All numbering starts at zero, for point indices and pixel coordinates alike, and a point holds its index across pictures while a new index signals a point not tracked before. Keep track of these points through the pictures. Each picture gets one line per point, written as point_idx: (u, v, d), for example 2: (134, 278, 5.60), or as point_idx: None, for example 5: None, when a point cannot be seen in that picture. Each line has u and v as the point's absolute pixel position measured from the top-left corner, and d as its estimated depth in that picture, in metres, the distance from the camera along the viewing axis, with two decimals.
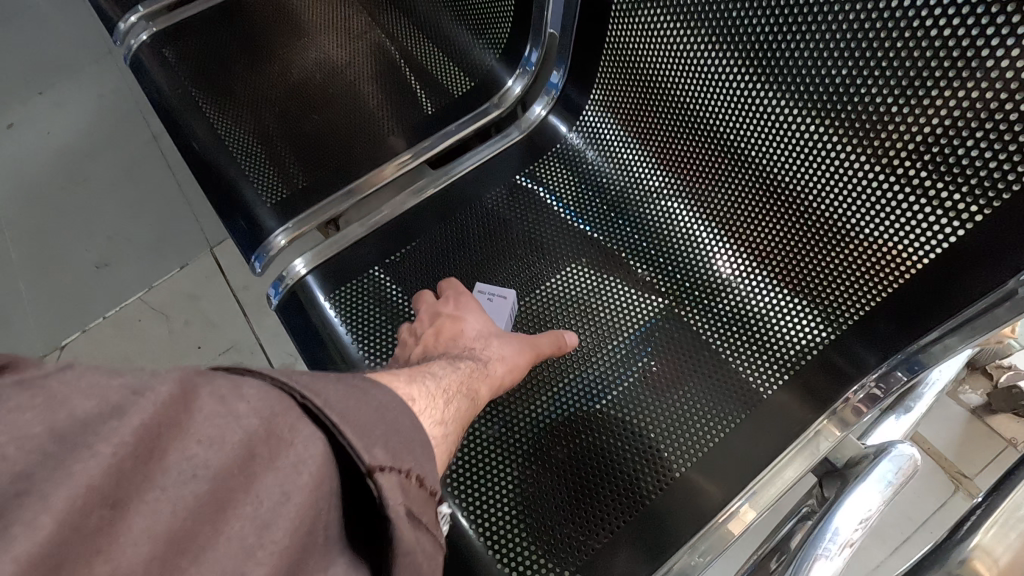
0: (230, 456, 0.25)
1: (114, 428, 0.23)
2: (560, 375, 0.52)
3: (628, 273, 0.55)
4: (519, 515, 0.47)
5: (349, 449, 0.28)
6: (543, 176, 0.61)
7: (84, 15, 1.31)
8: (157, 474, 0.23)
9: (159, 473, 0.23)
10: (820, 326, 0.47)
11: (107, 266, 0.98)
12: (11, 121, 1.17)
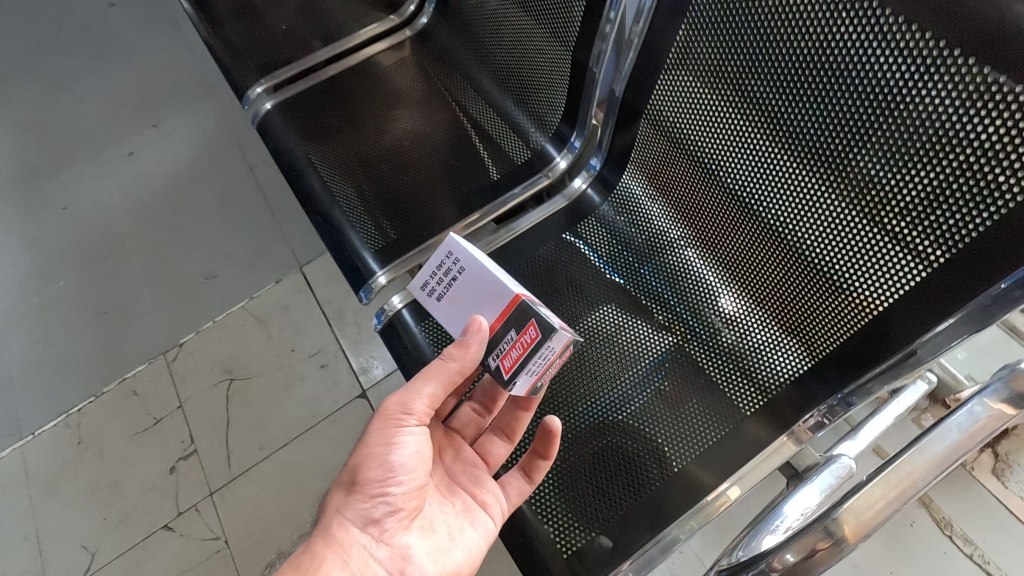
0: None
1: None
2: (587, 388, 0.67)
3: (648, 314, 0.72)
4: (551, 492, 0.62)
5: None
6: (586, 233, 0.78)
7: (188, 55, 1.51)
8: None
9: None
10: (790, 366, 0.62)
11: (214, 278, 1.18)
12: (131, 148, 1.39)
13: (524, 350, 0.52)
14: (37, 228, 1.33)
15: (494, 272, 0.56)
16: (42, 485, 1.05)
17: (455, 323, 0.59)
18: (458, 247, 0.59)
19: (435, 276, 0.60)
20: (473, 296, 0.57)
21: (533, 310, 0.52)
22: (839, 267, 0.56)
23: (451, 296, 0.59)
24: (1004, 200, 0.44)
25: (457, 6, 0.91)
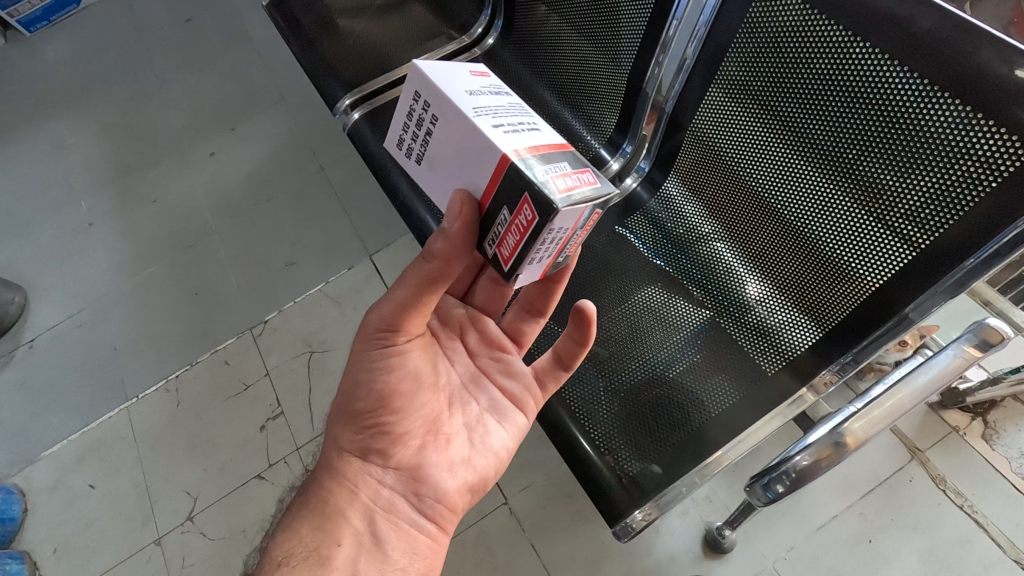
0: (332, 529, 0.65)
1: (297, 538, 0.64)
2: (639, 351, 0.81)
3: (687, 293, 0.86)
4: (610, 432, 0.76)
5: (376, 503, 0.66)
6: (635, 227, 0.93)
7: (260, 67, 1.67)
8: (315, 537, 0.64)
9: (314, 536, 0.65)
10: (805, 335, 0.75)
11: (293, 265, 1.34)
12: (212, 150, 1.56)
13: (523, 235, 0.49)
14: (131, 219, 1.50)
15: (468, 118, 0.50)
16: (147, 440, 1.21)
17: (441, 183, 0.56)
18: (426, 90, 0.54)
19: (411, 128, 0.57)
20: (450, 148, 0.53)
21: (527, 182, 0.47)
22: (848, 254, 0.69)
23: (430, 155, 0.56)
24: (975, 197, 0.57)
25: (521, 30, 1.06)
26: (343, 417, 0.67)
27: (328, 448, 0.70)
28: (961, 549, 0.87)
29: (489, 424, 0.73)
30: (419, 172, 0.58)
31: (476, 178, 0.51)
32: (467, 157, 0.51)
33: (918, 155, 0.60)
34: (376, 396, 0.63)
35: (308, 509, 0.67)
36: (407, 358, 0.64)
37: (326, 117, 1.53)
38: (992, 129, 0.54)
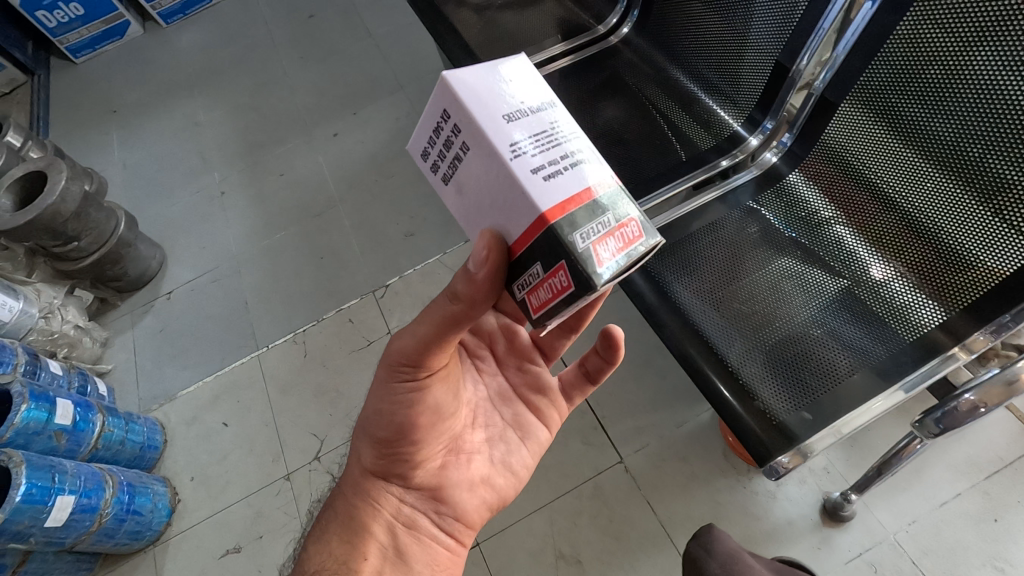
0: (355, 552, 0.69)
1: (321, 561, 0.68)
2: (782, 311, 0.86)
3: (820, 263, 0.91)
4: (757, 380, 0.81)
5: (394, 528, 0.70)
6: (766, 203, 0.99)
7: (379, 58, 1.80)
8: (341, 556, 0.68)
9: (341, 553, 0.69)
10: (941, 307, 0.79)
11: (412, 236, 1.44)
12: (335, 131, 1.69)
13: (555, 296, 0.47)
14: (261, 189, 1.63)
15: (505, 160, 0.46)
16: (277, 385, 1.31)
17: (469, 212, 0.52)
18: (456, 112, 0.49)
19: (437, 145, 0.52)
20: (481, 182, 0.49)
21: (567, 250, 0.45)
22: (987, 232, 0.75)
23: (458, 180, 0.51)
24: None
25: (657, 23, 1.16)
26: (368, 438, 0.70)
27: (355, 462, 0.74)
28: None
29: (511, 440, 0.78)
30: (442, 193, 0.53)
31: (510, 224, 0.48)
32: (501, 197, 0.47)
33: None
34: (397, 426, 0.66)
35: (337, 522, 0.72)
36: (427, 393, 0.65)
37: None
38: None
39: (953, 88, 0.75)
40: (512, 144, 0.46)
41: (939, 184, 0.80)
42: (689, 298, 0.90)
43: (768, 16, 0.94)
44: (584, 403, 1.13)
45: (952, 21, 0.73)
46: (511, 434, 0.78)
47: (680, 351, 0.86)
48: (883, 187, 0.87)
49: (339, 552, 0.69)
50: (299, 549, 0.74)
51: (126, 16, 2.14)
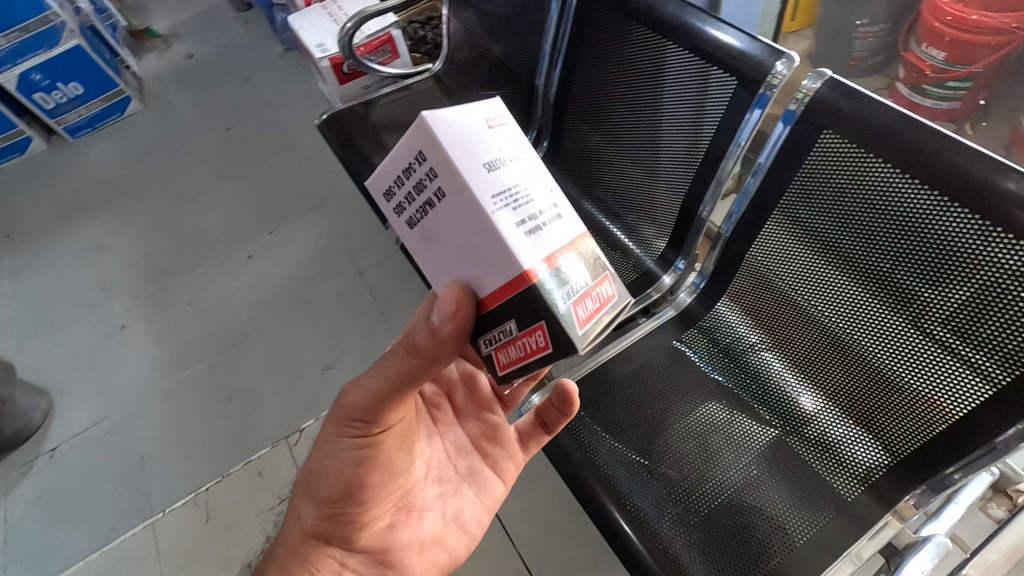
0: None
1: None
2: (713, 474, 0.80)
3: (750, 411, 0.87)
4: (691, 563, 0.73)
5: None
6: (690, 343, 0.96)
7: (300, 173, 1.75)
8: None
9: None
10: (874, 458, 0.76)
11: (332, 369, 1.34)
12: (250, 253, 1.59)
13: (530, 354, 0.44)
14: (167, 321, 1.50)
15: (486, 215, 0.41)
16: (173, 561, 1.14)
17: (436, 261, 0.46)
18: (432, 154, 0.42)
19: (404, 186, 0.45)
20: (454, 231, 0.43)
21: (545, 309, 0.42)
22: (915, 379, 0.72)
23: (425, 226, 0.45)
24: None
25: (568, 154, 1.15)
26: (304, 498, 0.59)
27: (285, 527, 0.61)
28: None
29: (466, 494, 0.68)
30: (404, 236, 0.47)
31: (484, 279, 0.44)
32: (477, 248, 0.43)
33: (993, 299, 0.62)
34: (343, 488, 0.56)
35: None
36: (378, 452, 0.56)
37: (365, 221, 1.58)
38: None
39: (851, 239, 0.74)
40: (495, 193, 0.42)
41: (864, 318, 0.75)
42: (615, 462, 0.83)
43: (667, 161, 0.94)
44: (519, 562, 1.02)
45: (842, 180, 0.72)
46: (467, 487, 0.69)
47: (609, 528, 0.79)
48: (809, 308, 0.83)
49: None
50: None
51: (27, 132, 2.03)
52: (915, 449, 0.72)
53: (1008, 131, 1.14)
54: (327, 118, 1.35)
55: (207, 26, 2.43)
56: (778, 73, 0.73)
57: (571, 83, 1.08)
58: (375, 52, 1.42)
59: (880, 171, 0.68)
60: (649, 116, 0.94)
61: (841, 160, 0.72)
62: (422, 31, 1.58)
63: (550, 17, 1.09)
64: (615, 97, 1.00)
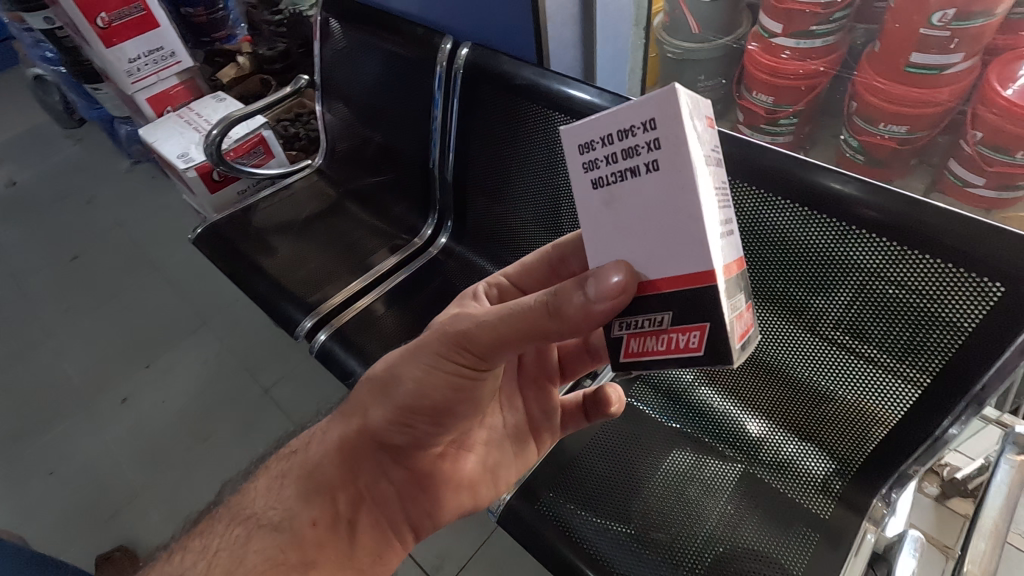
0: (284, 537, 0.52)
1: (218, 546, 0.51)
2: (696, 524, 0.79)
3: (712, 450, 0.88)
4: None
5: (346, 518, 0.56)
6: (638, 394, 0.96)
7: (172, 294, 1.56)
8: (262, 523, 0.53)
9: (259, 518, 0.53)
10: (833, 470, 0.80)
11: None
12: (124, 395, 1.36)
13: (668, 352, 0.42)
14: (21, 501, 1.22)
15: (697, 208, 0.37)
16: None
17: (606, 230, 0.42)
18: (666, 126, 0.37)
19: (608, 146, 0.40)
20: (649, 211, 0.39)
21: (714, 312, 0.39)
22: (853, 386, 0.77)
23: (614, 192, 0.40)
24: (961, 336, 0.65)
25: (475, 229, 1.15)
26: (372, 397, 0.56)
27: (341, 413, 0.59)
28: None
29: (507, 452, 0.68)
30: (581, 195, 0.42)
31: (660, 262, 0.40)
32: (666, 233, 0.39)
33: (904, 303, 0.68)
34: (430, 407, 0.53)
35: (300, 468, 0.57)
36: (472, 389, 0.53)
37: (260, 334, 1.43)
38: (954, 277, 0.63)
39: (770, 267, 0.80)
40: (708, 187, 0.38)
41: (794, 334, 0.81)
42: (603, 537, 0.78)
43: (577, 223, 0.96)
44: None
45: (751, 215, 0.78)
46: (510, 446, 0.69)
47: None
48: None
49: (267, 512, 0.54)
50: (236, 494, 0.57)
51: None
52: (869, 453, 0.77)
53: (834, 155, 1.34)
54: (203, 230, 1.23)
55: (31, 149, 2.16)
56: None
57: (467, 162, 1.08)
58: (248, 154, 1.34)
59: (783, 203, 0.74)
60: (552, 183, 0.96)
61: (748, 197, 0.77)
62: (293, 127, 1.53)
63: (433, 101, 1.07)
64: (514, 170, 1.01)
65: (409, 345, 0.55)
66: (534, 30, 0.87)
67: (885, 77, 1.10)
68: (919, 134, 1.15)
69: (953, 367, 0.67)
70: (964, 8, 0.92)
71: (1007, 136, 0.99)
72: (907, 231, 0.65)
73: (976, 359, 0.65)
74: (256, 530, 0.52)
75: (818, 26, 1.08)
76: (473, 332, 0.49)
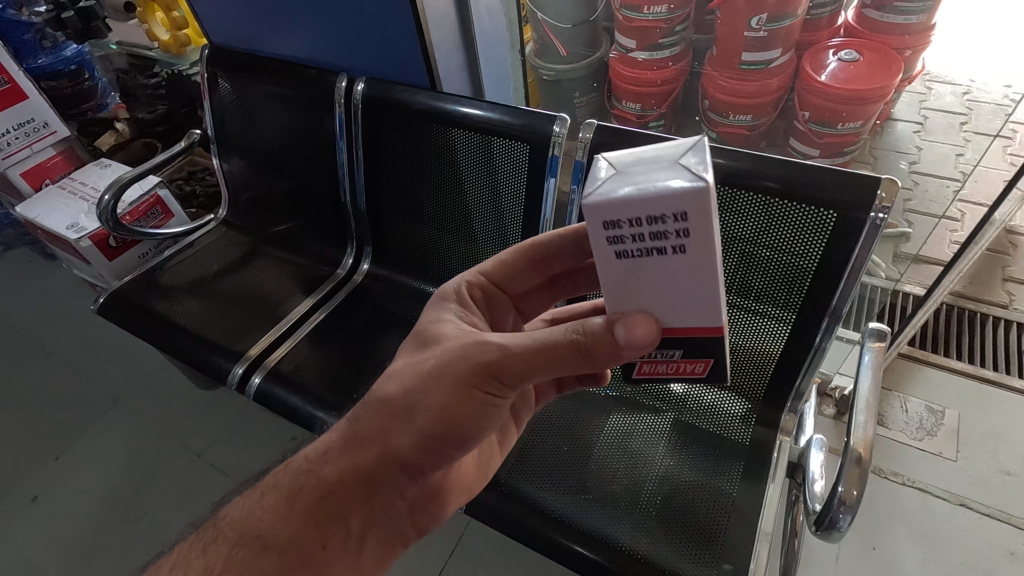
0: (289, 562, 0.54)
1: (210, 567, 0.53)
2: (644, 473, 0.87)
3: (643, 408, 0.97)
4: (666, 554, 0.77)
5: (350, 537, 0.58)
6: None
7: (74, 378, 1.45)
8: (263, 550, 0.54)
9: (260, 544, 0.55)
10: (742, 402, 0.93)
11: None
12: (33, 493, 1.24)
13: (676, 372, 0.52)
14: None
15: (717, 283, 0.41)
16: None
17: (623, 287, 0.42)
18: (700, 222, 0.37)
19: (634, 225, 0.38)
20: (672, 281, 0.41)
21: (718, 353, 0.47)
22: (743, 327, 0.89)
23: (636, 263, 0.40)
24: (812, 265, 0.79)
25: (396, 251, 1.20)
26: (391, 423, 0.56)
27: (352, 437, 0.58)
28: (927, 516, 1.02)
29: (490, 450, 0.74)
30: (600, 259, 0.41)
31: (675, 314, 0.44)
32: (686, 297, 0.42)
33: (768, 246, 0.82)
34: (447, 433, 0.55)
35: (305, 491, 0.57)
36: (491, 414, 0.55)
37: (184, 399, 1.37)
38: (799, 215, 0.77)
39: None
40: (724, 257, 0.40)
41: None
42: (565, 503, 0.84)
43: (491, 228, 1.05)
44: None
45: None
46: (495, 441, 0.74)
47: (586, 564, 0.78)
48: None
49: (269, 538, 0.55)
50: (251, 508, 0.58)
51: None
52: (768, 380, 0.90)
53: None
54: (107, 298, 1.17)
55: None
56: (558, 132, 0.89)
57: (377, 189, 1.14)
58: (145, 216, 1.30)
59: None
60: (461, 195, 1.05)
61: None
62: (189, 186, 1.51)
63: (337, 136, 1.11)
64: (424, 188, 1.08)
65: (429, 371, 0.55)
66: (424, 59, 0.95)
67: (725, 75, 1.30)
68: (761, 120, 1.36)
69: (815, 290, 0.80)
70: (773, 13, 1.14)
71: (828, 113, 1.21)
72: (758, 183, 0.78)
73: (830, 278, 0.78)
74: (262, 551, 0.54)
75: (664, 40, 1.26)
76: (502, 356, 0.51)
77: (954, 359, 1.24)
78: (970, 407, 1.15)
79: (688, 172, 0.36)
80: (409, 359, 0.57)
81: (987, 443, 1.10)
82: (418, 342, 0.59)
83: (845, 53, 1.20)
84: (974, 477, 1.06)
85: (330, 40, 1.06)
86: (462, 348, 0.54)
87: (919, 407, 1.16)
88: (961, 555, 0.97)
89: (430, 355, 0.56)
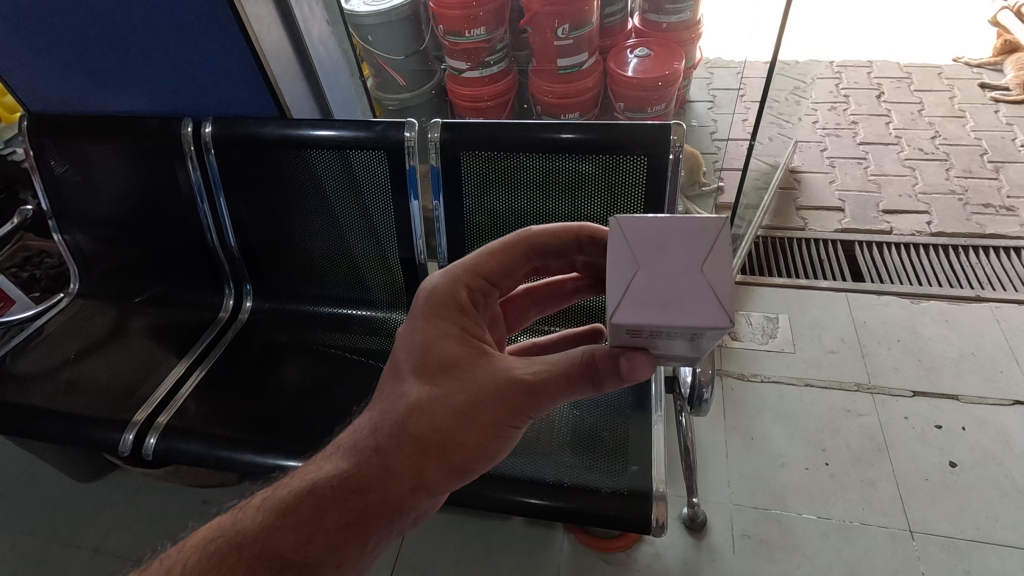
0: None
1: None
2: (551, 419, 0.97)
3: None
4: (584, 476, 0.86)
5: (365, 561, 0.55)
6: None
7: None
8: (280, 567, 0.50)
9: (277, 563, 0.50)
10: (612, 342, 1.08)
11: None
12: None
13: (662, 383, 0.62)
14: None
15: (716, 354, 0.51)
16: None
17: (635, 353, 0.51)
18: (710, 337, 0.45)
19: (661, 332, 0.46)
20: (678, 351, 0.50)
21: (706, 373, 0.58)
22: None
23: (651, 343, 0.49)
24: (639, 207, 0.96)
25: (278, 282, 1.23)
26: (425, 458, 0.54)
27: (376, 469, 0.53)
28: (784, 400, 1.23)
29: None
30: (619, 340, 0.49)
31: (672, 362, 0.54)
32: (684, 356, 0.52)
33: (603, 200, 0.97)
34: (476, 461, 0.56)
35: (328, 516, 0.51)
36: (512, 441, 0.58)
37: (64, 500, 1.23)
38: (618, 167, 0.94)
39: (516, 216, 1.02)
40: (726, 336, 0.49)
41: None
42: None
43: (367, 238, 1.11)
44: None
45: (489, 177, 0.99)
46: None
47: (518, 506, 0.84)
48: None
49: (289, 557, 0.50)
50: (247, 544, 0.51)
51: None
52: None
53: None
54: None
55: None
56: (409, 137, 0.98)
57: (247, 225, 1.15)
58: None
59: (506, 157, 0.97)
60: (332, 213, 1.10)
61: (482, 163, 0.98)
62: (26, 271, 1.39)
63: (195, 186, 1.12)
64: (293, 215, 1.12)
65: (467, 405, 0.55)
66: (268, 90, 1.01)
67: (546, 80, 1.48)
68: (588, 115, 1.57)
69: None
70: (574, 23, 1.35)
71: (639, 100, 1.45)
72: (582, 147, 0.93)
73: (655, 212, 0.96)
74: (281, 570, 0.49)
75: (490, 57, 1.40)
76: (540, 393, 0.55)
77: (775, 276, 1.50)
78: (794, 308, 1.40)
79: (712, 298, 0.43)
80: (439, 389, 0.55)
81: (813, 332, 1.35)
82: (441, 367, 0.57)
83: (640, 51, 1.44)
84: (810, 360, 1.29)
85: (165, 88, 1.06)
86: (502, 384, 0.56)
87: (759, 319, 1.39)
88: (813, 423, 1.19)
89: (463, 388, 0.56)
